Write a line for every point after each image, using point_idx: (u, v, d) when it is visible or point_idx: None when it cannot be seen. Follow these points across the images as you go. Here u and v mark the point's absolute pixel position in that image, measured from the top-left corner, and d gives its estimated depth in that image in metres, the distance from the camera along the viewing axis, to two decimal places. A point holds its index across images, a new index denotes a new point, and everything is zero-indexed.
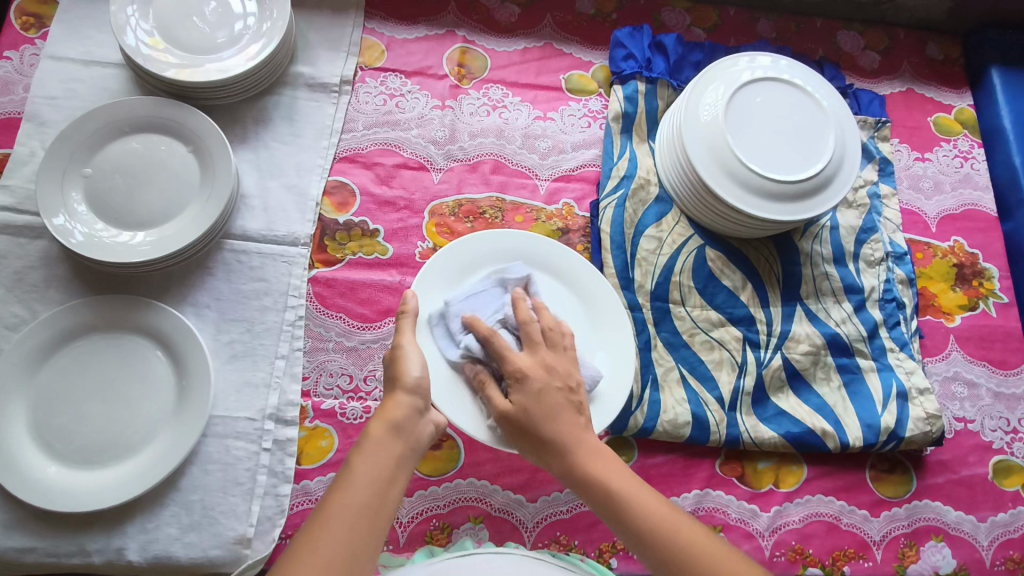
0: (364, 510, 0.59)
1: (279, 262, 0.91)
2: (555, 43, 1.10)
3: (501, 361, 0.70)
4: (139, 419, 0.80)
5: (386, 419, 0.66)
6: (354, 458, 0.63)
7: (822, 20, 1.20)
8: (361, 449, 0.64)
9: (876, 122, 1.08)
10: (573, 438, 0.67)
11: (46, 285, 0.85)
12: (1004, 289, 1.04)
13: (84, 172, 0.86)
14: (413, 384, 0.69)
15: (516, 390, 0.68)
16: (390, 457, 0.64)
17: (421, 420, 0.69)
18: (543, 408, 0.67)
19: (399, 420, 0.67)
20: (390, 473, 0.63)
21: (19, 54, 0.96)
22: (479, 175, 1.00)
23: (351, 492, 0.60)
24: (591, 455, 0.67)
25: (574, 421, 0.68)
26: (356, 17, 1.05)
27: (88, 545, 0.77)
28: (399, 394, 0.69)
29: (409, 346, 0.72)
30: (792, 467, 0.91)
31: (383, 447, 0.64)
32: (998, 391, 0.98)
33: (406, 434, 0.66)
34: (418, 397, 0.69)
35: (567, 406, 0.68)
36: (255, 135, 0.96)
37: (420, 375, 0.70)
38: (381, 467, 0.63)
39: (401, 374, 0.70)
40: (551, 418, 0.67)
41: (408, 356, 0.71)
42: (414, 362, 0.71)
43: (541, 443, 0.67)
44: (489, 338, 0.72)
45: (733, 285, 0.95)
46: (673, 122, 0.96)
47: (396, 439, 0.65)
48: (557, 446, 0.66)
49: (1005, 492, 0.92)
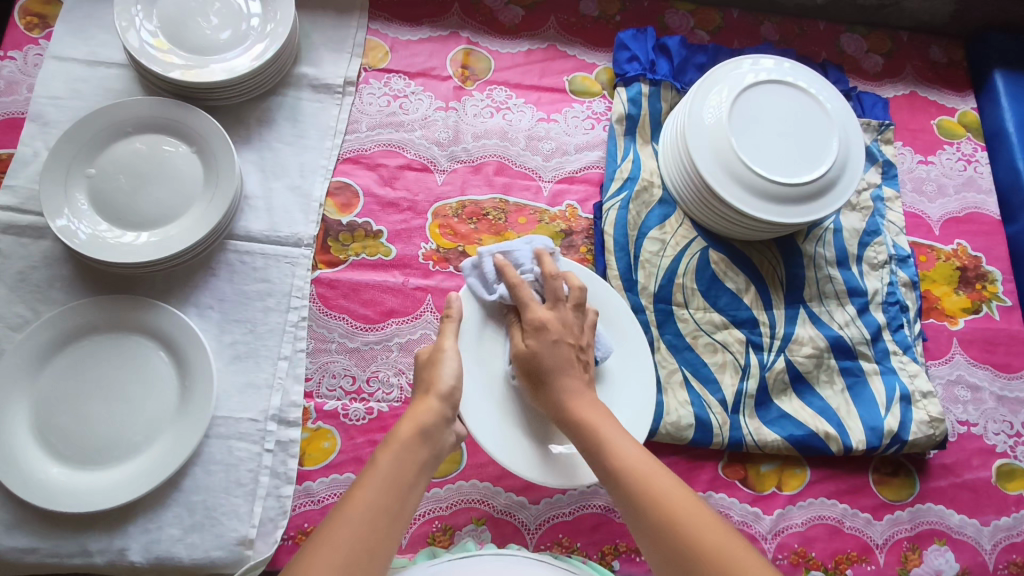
0: (387, 512, 0.60)
1: (282, 262, 0.90)
2: (558, 44, 1.10)
3: (523, 308, 0.75)
4: (142, 420, 0.80)
5: (415, 422, 0.67)
6: (380, 457, 0.64)
7: (825, 23, 1.20)
8: (387, 449, 0.65)
9: (879, 125, 1.08)
10: (574, 390, 0.72)
11: (49, 285, 0.85)
12: (1007, 293, 1.04)
13: (87, 172, 0.86)
14: (446, 390, 0.71)
15: (531, 330, 0.74)
16: (417, 461, 0.65)
17: (445, 428, 0.70)
18: (544, 353, 0.73)
19: (427, 424, 0.68)
20: (413, 477, 0.64)
21: (23, 54, 0.96)
22: (482, 177, 1.00)
23: (376, 492, 0.61)
24: (599, 415, 0.70)
25: (580, 378, 0.73)
26: (360, 18, 1.05)
27: (89, 546, 0.76)
28: (430, 400, 0.70)
29: (445, 354, 0.74)
30: (794, 470, 0.90)
31: (410, 449, 0.65)
32: (1001, 394, 0.98)
33: (431, 439, 0.67)
34: (447, 404, 0.71)
35: (573, 360, 0.74)
36: (258, 136, 0.96)
37: (453, 384, 0.72)
38: (406, 470, 0.64)
39: (436, 381, 0.72)
40: (553, 367, 0.72)
41: (444, 363, 0.73)
42: (450, 369, 0.73)
43: (540, 378, 0.73)
44: (518, 287, 0.76)
45: (736, 287, 0.95)
46: (676, 125, 0.96)
47: (422, 445, 0.66)
48: (552, 382, 0.72)
49: (1008, 496, 0.92)
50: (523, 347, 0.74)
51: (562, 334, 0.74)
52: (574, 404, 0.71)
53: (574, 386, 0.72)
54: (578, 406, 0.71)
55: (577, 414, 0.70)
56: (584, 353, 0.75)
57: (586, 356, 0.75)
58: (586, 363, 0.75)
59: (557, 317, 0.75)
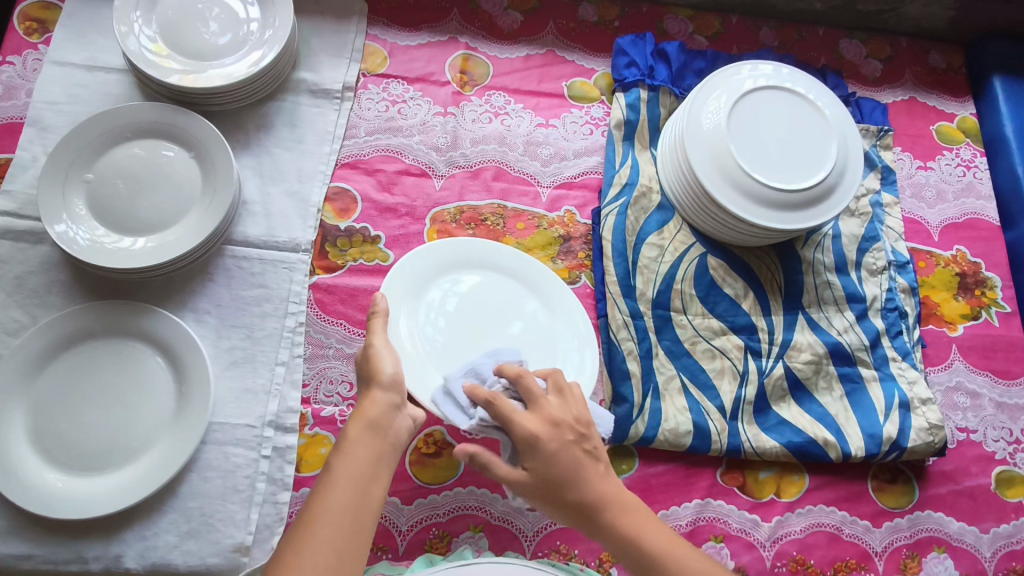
0: (350, 509, 0.61)
1: (280, 268, 0.90)
2: (557, 50, 1.10)
3: (507, 422, 0.67)
4: (138, 426, 0.80)
5: (362, 417, 0.67)
6: (333, 459, 0.64)
7: (824, 29, 1.20)
8: (341, 450, 0.65)
9: (878, 130, 1.08)
10: (606, 497, 0.66)
11: (46, 290, 0.85)
12: (1006, 299, 1.04)
13: (85, 177, 0.86)
14: (386, 380, 0.71)
15: (526, 446, 0.66)
16: (372, 454, 0.65)
17: (398, 414, 0.70)
18: (553, 466, 0.65)
19: (375, 417, 0.68)
20: (373, 470, 0.64)
21: (22, 59, 0.96)
22: (480, 182, 0.99)
23: (336, 493, 0.61)
24: (633, 518, 0.66)
25: (598, 473, 0.67)
26: (359, 23, 1.05)
27: (85, 552, 0.76)
28: (374, 392, 0.70)
29: (380, 346, 0.73)
30: (793, 477, 0.90)
31: (362, 445, 0.65)
32: (1000, 401, 0.97)
33: (384, 430, 0.68)
34: (393, 392, 0.70)
35: (586, 461, 0.66)
36: (256, 141, 0.96)
37: (394, 372, 0.72)
38: (361, 465, 0.64)
39: (375, 372, 0.71)
40: (569, 477, 0.65)
41: (382, 352, 0.73)
42: (389, 360, 0.72)
43: (558, 502, 0.66)
44: (518, 380, 0.69)
45: (734, 293, 0.95)
46: (675, 130, 0.95)
47: (374, 437, 0.67)
48: (577, 503, 0.65)
49: (1007, 503, 0.92)
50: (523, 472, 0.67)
51: (556, 436, 0.66)
52: (616, 520, 0.65)
53: (605, 493, 0.66)
54: (619, 522, 0.65)
55: (622, 532, 0.65)
56: (591, 444, 0.68)
57: (594, 446, 0.68)
58: (597, 453, 0.68)
59: (546, 421, 0.67)
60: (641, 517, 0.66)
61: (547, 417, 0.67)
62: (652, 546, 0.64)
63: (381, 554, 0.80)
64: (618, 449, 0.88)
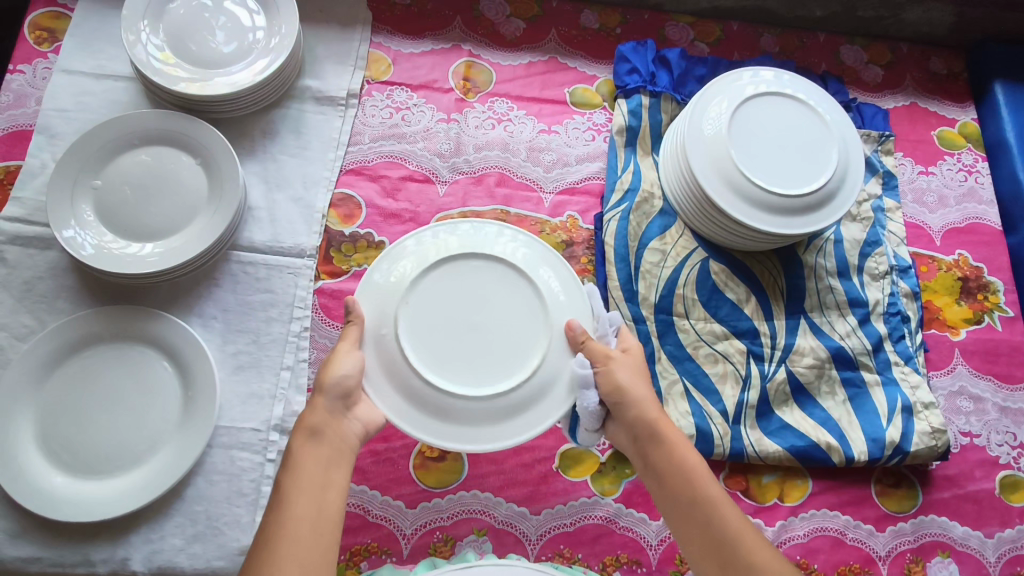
0: (310, 516, 0.62)
1: (285, 273, 0.91)
2: (559, 57, 1.11)
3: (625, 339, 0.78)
4: (145, 430, 0.80)
5: (303, 431, 0.68)
6: (282, 472, 0.66)
7: (824, 35, 1.20)
8: (289, 464, 0.67)
9: (879, 135, 1.08)
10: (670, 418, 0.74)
11: (55, 295, 0.86)
12: (1009, 303, 1.04)
13: (93, 184, 0.87)
14: (332, 384, 0.69)
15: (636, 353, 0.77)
16: (318, 463, 0.67)
17: (343, 421, 0.70)
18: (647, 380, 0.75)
19: (316, 425, 0.69)
20: (322, 475, 0.66)
21: (32, 68, 0.97)
22: (483, 188, 1.00)
23: (293, 504, 0.63)
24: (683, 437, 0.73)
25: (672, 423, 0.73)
26: (363, 31, 1.06)
27: (92, 555, 0.77)
28: (319, 401, 0.69)
29: (337, 349, 0.71)
30: (796, 481, 0.90)
31: (307, 456, 0.67)
32: (1004, 405, 0.97)
33: (326, 434, 0.68)
34: (339, 399, 0.70)
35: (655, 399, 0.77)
36: (263, 148, 0.97)
37: (348, 373, 0.70)
38: (312, 473, 0.66)
39: (324, 380, 0.70)
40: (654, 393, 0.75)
41: (339, 356, 0.70)
42: (343, 363, 0.70)
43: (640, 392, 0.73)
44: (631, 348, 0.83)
45: (736, 298, 0.95)
46: (676, 136, 0.96)
47: (318, 445, 0.68)
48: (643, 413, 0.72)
49: (1012, 507, 0.92)
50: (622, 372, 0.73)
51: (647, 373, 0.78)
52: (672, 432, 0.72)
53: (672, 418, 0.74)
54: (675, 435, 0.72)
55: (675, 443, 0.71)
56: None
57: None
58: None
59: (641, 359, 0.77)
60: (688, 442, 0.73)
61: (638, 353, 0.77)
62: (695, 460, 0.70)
63: (385, 558, 0.80)
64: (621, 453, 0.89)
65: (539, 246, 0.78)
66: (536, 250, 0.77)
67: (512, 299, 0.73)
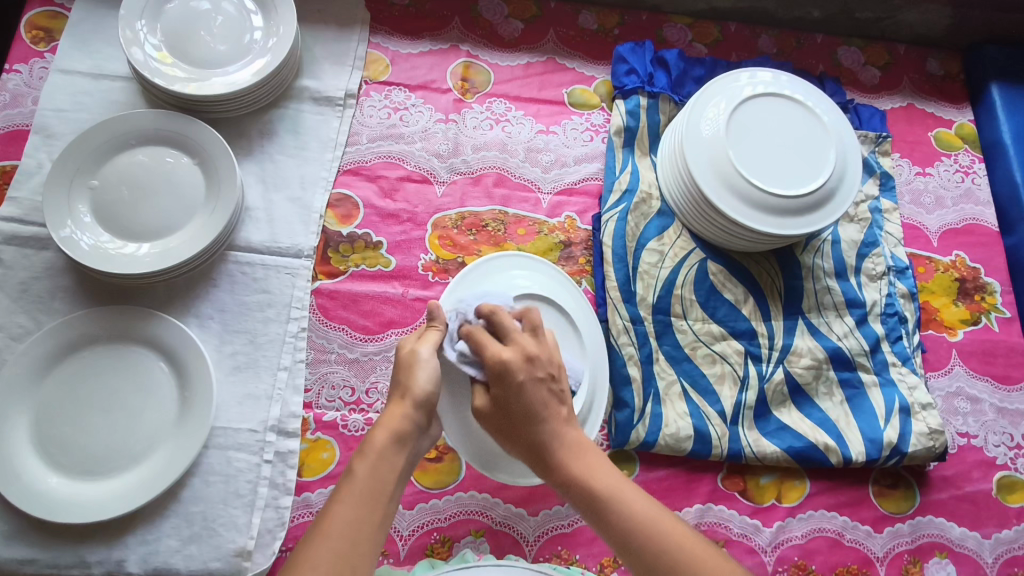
0: (367, 523, 0.60)
1: (282, 273, 0.91)
2: (558, 58, 1.11)
3: (482, 352, 0.69)
4: (141, 431, 0.80)
5: (391, 432, 0.66)
6: (357, 467, 0.63)
7: (822, 36, 1.21)
8: (364, 460, 0.64)
9: (877, 137, 1.08)
10: (559, 437, 0.68)
11: (51, 295, 0.86)
12: (1006, 304, 1.04)
13: (89, 184, 0.87)
14: (421, 396, 0.68)
15: (498, 371, 0.67)
16: (394, 470, 0.65)
17: (419, 434, 0.68)
18: (520, 398, 0.67)
19: (401, 431, 0.66)
20: (390, 486, 0.64)
21: (28, 67, 0.97)
22: (481, 188, 1.00)
23: (354, 503, 0.61)
24: (580, 456, 0.68)
25: (550, 396, 0.69)
26: (361, 31, 1.06)
27: (88, 556, 0.76)
28: (404, 404, 0.67)
29: (425, 354, 0.70)
30: (794, 482, 0.90)
31: (386, 459, 0.64)
32: (1001, 406, 0.97)
33: (406, 444, 0.66)
34: (421, 410, 0.68)
35: (549, 399, 0.69)
36: (260, 148, 0.96)
37: (428, 388, 0.68)
38: (383, 481, 0.63)
39: (411, 384, 0.68)
40: (534, 411, 0.68)
41: (422, 366, 0.69)
42: (427, 373, 0.69)
43: (513, 432, 0.69)
44: (494, 314, 0.71)
45: (734, 299, 0.95)
46: (675, 136, 0.96)
47: (396, 452, 0.65)
48: (521, 420, 0.68)
49: (1009, 508, 0.92)
50: (485, 406, 0.70)
51: (518, 372, 0.67)
52: (567, 459, 0.67)
53: (559, 431, 0.68)
54: (572, 465, 0.67)
55: (571, 469, 0.67)
56: (558, 385, 0.70)
57: (562, 388, 0.71)
58: (562, 395, 0.71)
59: (520, 353, 0.69)
60: (589, 456, 0.68)
61: (496, 373, 0.68)
62: (596, 483, 0.65)
63: (382, 558, 0.80)
64: (619, 453, 0.89)
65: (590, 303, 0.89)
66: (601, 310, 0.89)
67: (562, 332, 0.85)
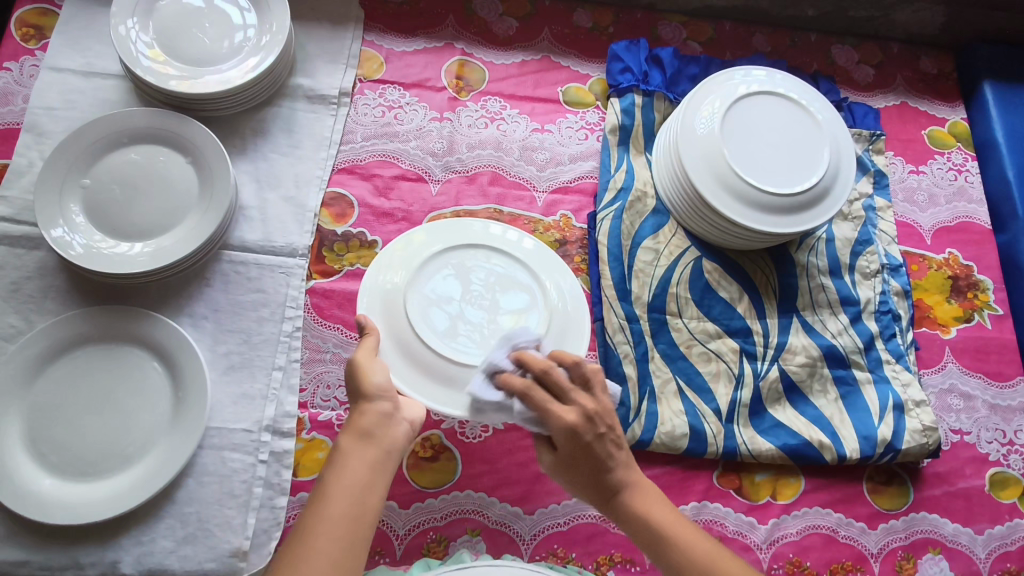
0: (345, 519, 0.60)
1: (276, 272, 0.91)
2: (553, 56, 1.11)
3: (542, 415, 0.67)
4: (134, 431, 0.79)
5: (353, 430, 0.66)
6: (327, 471, 0.63)
7: (815, 35, 1.21)
8: (335, 462, 0.64)
9: (870, 135, 1.09)
10: (627, 481, 0.69)
11: (42, 295, 0.85)
12: (998, 301, 1.05)
13: (82, 183, 0.86)
14: (373, 390, 0.68)
15: (561, 434, 0.66)
16: (365, 463, 0.64)
17: (390, 423, 0.67)
18: (585, 456, 0.67)
19: (366, 427, 0.66)
20: (366, 480, 0.63)
21: (19, 65, 0.96)
22: (476, 187, 1.00)
23: (330, 503, 0.60)
24: (644, 499, 0.69)
25: (613, 447, 0.68)
26: (355, 29, 1.05)
27: (81, 558, 0.76)
28: (364, 403, 0.68)
29: (367, 359, 0.70)
30: (789, 479, 0.91)
31: (353, 455, 0.64)
32: (994, 403, 0.98)
33: (375, 438, 0.66)
34: (382, 401, 0.68)
35: (613, 449, 0.68)
36: (254, 146, 0.96)
37: (383, 380, 0.69)
38: (356, 476, 0.63)
39: (363, 383, 0.69)
40: (598, 463, 0.67)
41: (369, 364, 0.70)
42: (377, 371, 0.70)
43: (586, 483, 0.69)
44: (545, 373, 0.68)
45: (728, 296, 0.96)
46: (670, 134, 0.96)
47: (366, 446, 0.65)
48: (591, 471, 0.68)
49: (1002, 504, 0.93)
50: (551, 466, 0.71)
51: (588, 428, 0.67)
52: (630, 503, 0.68)
53: (625, 475, 0.69)
54: (635, 506, 0.68)
55: (637, 512, 0.68)
56: (618, 431, 0.68)
57: (620, 433, 0.69)
58: (622, 439, 0.69)
59: (579, 411, 0.67)
60: (651, 499, 0.69)
61: (565, 432, 0.66)
62: (661, 525, 0.67)
63: (378, 558, 0.80)
64: None
65: (543, 249, 0.86)
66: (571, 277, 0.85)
67: (508, 280, 0.83)
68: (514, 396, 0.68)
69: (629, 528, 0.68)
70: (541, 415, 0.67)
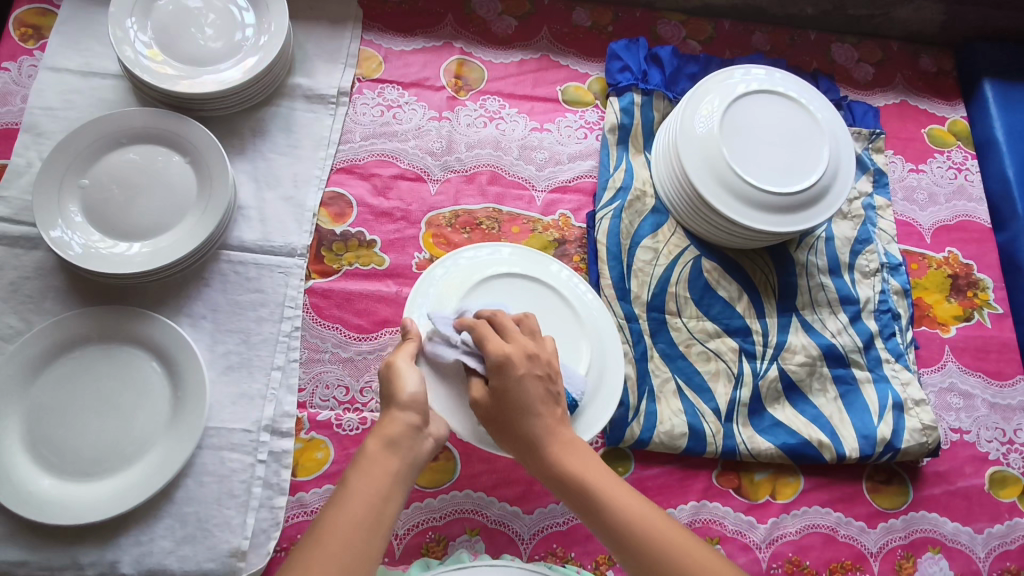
0: (362, 527, 0.60)
1: (275, 272, 0.91)
2: (552, 54, 1.11)
3: (483, 344, 0.69)
4: (133, 431, 0.79)
5: (382, 437, 0.66)
6: (351, 476, 0.63)
7: (815, 33, 1.21)
8: (358, 467, 0.64)
9: (870, 133, 1.09)
10: (554, 434, 0.68)
11: (41, 296, 0.85)
12: (998, 300, 1.04)
13: (80, 183, 0.86)
14: (408, 399, 0.68)
15: (496, 362, 0.68)
16: (388, 474, 0.64)
17: (419, 436, 0.68)
18: (513, 392, 0.67)
19: (395, 437, 0.66)
20: (386, 490, 0.63)
21: (17, 64, 0.96)
22: (475, 186, 1.00)
23: (350, 509, 0.60)
24: (572, 454, 0.68)
25: (544, 393, 0.69)
26: (354, 29, 1.05)
27: (80, 558, 0.76)
28: (395, 411, 0.67)
29: (404, 363, 0.71)
30: (788, 478, 0.91)
31: (379, 463, 0.64)
32: (993, 402, 0.98)
33: (402, 448, 0.66)
34: (414, 412, 0.68)
35: (544, 395, 0.68)
36: (252, 146, 0.96)
37: (417, 390, 0.69)
38: (378, 485, 0.63)
39: (397, 392, 0.68)
40: (526, 405, 0.67)
41: (406, 372, 0.70)
42: (414, 379, 0.70)
43: (514, 431, 0.68)
44: (495, 317, 0.72)
45: (727, 296, 0.96)
46: (669, 133, 0.96)
47: (391, 456, 0.65)
48: (520, 415, 0.68)
49: (1001, 503, 0.92)
50: (481, 400, 0.69)
51: (523, 363, 0.68)
52: (560, 456, 0.67)
53: (553, 428, 0.68)
54: (565, 459, 0.67)
55: (565, 465, 0.67)
56: (552, 381, 0.70)
57: (556, 386, 0.70)
58: (556, 392, 0.70)
59: (522, 349, 0.69)
60: (580, 454, 0.68)
61: (499, 361, 0.67)
62: (591, 480, 0.66)
63: None
64: (616, 450, 0.89)
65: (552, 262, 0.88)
66: (561, 265, 0.88)
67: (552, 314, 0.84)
68: (466, 333, 0.72)
69: (555, 482, 0.67)
70: (483, 344, 0.69)
